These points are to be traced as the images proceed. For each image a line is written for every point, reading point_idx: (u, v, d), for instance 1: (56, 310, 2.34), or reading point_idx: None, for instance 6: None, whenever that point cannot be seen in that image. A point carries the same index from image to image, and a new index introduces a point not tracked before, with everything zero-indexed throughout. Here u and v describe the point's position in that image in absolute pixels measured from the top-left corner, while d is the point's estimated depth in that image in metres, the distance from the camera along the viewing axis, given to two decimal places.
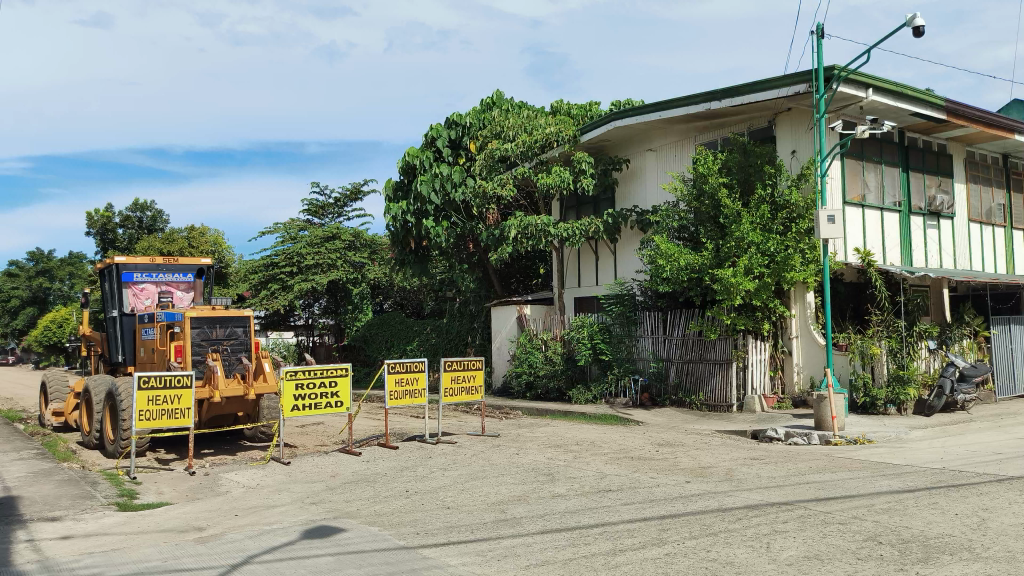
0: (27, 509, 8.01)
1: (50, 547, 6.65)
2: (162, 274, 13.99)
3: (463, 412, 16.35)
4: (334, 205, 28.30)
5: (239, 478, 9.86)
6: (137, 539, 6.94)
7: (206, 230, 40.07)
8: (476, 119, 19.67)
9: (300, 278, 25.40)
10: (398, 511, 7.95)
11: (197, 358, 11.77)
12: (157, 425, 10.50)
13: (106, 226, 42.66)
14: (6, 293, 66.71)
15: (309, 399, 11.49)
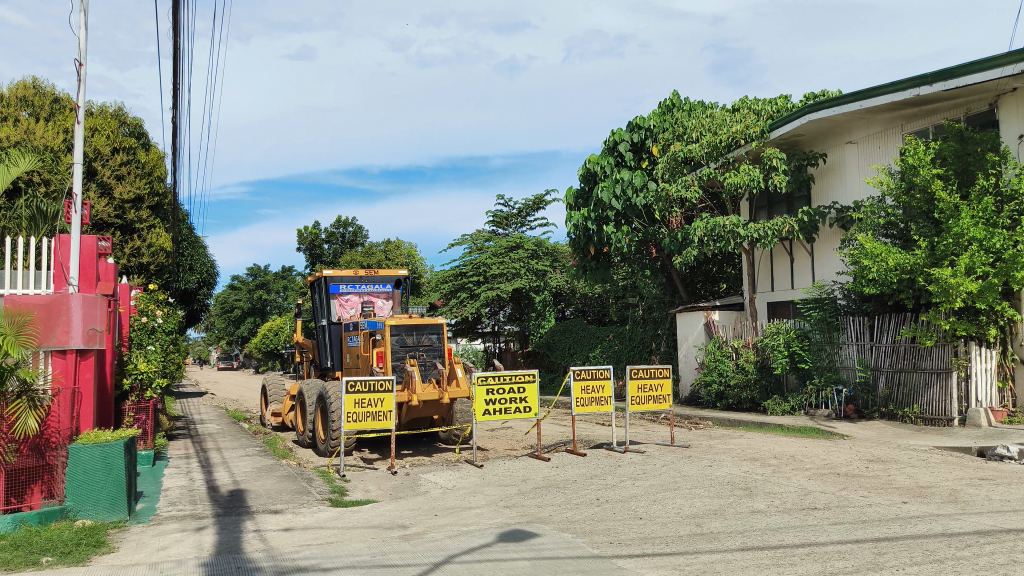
0: (254, 502, 8.81)
1: (274, 538, 7.25)
2: (365, 285, 14.96)
3: (650, 421, 16.10)
4: (518, 215, 28.97)
5: (437, 480, 10.27)
6: (347, 534, 7.39)
7: (400, 243, 42.61)
8: (659, 120, 19.30)
9: (486, 287, 26.20)
10: (591, 519, 7.89)
11: (397, 363, 12.46)
12: (363, 426, 11.19)
13: (314, 242, 46.56)
14: (232, 304, 74.71)
15: (499, 404, 11.75)
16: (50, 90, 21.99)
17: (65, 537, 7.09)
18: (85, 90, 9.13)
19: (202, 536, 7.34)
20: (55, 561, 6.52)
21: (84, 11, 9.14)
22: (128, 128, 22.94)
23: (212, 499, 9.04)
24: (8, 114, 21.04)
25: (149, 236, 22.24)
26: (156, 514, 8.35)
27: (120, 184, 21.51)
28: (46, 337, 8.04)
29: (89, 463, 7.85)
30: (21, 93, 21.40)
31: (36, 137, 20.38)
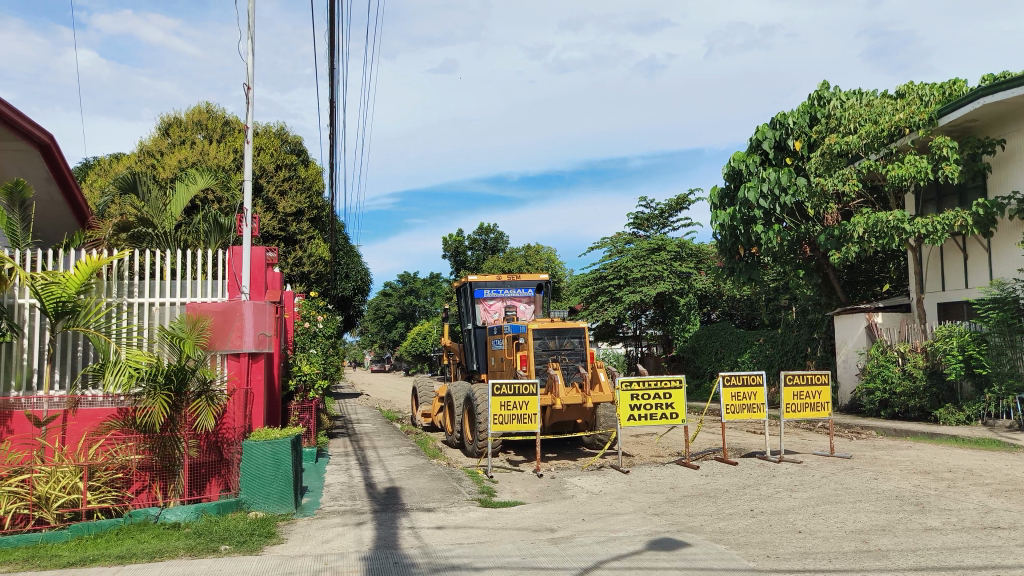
0: (408, 499, 9.15)
1: (428, 535, 7.49)
2: (508, 290, 15.17)
3: (805, 430, 15.34)
4: (660, 216, 28.45)
5: (583, 484, 10.25)
6: (497, 534, 7.51)
7: (541, 247, 43.02)
8: (800, 116, 18.22)
9: (629, 290, 25.91)
10: (745, 530, 7.59)
11: (540, 367, 12.54)
12: (508, 429, 11.35)
13: (458, 249, 47.95)
14: (384, 310, 78.37)
15: (645, 410, 11.56)
16: (221, 114, 23.97)
17: (240, 527, 7.65)
18: (252, 111, 9.85)
19: (362, 531, 7.70)
20: (232, 549, 7.05)
21: (253, 39, 9.90)
22: (289, 145, 24.62)
23: (369, 496, 9.47)
24: (186, 137, 23.23)
25: (309, 246, 23.76)
26: (319, 509, 8.85)
27: (283, 199, 23.06)
28: (221, 342, 8.71)
29: (260, 459, 8.48)
30: (196, 118, 23.50)
31: (210, 157, 22.30)
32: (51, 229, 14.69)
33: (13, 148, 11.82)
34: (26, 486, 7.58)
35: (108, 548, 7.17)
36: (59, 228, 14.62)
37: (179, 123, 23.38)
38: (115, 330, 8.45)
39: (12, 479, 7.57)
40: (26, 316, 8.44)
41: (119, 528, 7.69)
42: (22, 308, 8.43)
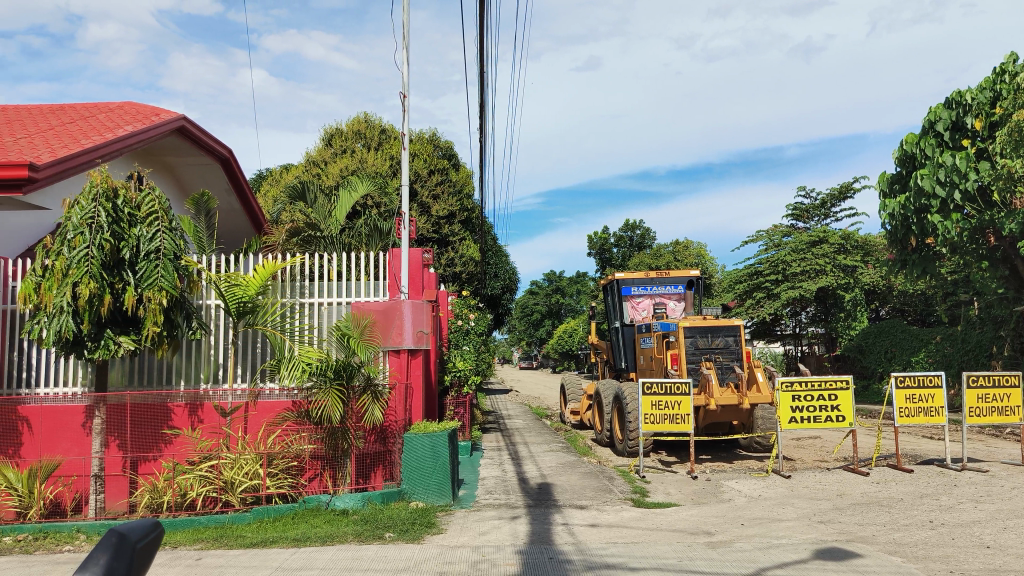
0: (561, 496, 9.21)
1: (582, 533, 7.50)
2: (657, 287, 14.89)
3: (992, 436, 14.02)
4: (820, 206, 26.96)
5: (741, 487, 9.89)
6: (652, 535, 7.39)
7: (690, 243, 41.99)
8: (981, 91, 16.70)
9: (787, 285, 24.71)
10: (924, 543, 7.02)
11: (692, 366, 12.23)
12: (661, 429, 11.14)
13: (604, 247, 47.77)
14: (532, 308, 79.41)
15: (808, 412, 10.98)
16: (378, 123, 25.15)
17: (403, 516, 8.00)
18: (407, 119, 10.28)
19: (517, 525, 7.82)
20: (396, 537, 7.38)
21: (406, 49, 10.31)
22: (441, 151, 25.50)
23: (523, 490, 9.61)
24: (347, 146, 24.61)
25: (461, 248, 24.47)
26: (476, 501, 9.09)
27: (436, 202, 23.90)
28: (383, 338, 9.13)
29: (420, 451, 8.85)
30: (355, 128, 24.81)
31: (368, 164, 23.50)
32: (231, 236, 16.09)
33: (198, 163, 13.04)
34: (214, 471, 8.35)
35: (285, 531, 7.72)
36: (239, 234, 15.97)
37: (341, 133, 24.81)
38: (289, 328, 9.12)
39: (202, 464, 8.37)
40: (212, 315, 9.30)
41: (295, 512, 8.27)
42: (208, 308, 9.30)
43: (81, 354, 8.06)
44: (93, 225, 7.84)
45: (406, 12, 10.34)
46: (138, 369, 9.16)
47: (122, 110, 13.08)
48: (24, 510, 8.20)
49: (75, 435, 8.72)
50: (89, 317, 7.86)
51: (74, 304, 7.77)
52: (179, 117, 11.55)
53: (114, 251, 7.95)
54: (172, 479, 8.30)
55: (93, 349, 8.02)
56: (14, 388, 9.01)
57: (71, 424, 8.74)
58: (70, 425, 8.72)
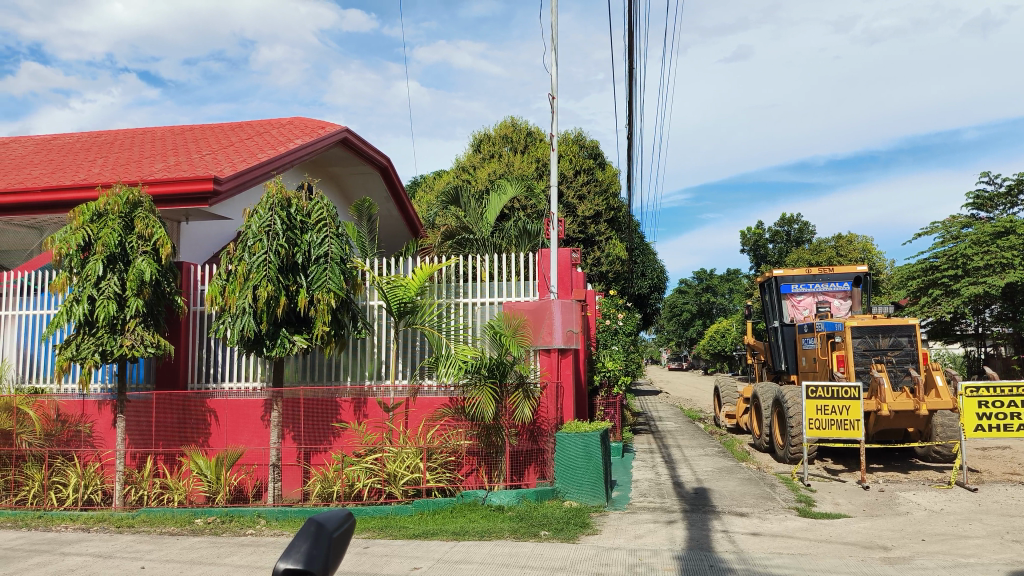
0: (720, 502, 8.91)
1: (743, 541, 7.21)
2: (819, 285, 14.04)
3: None
4: (1006, 194, 24.55)
5: (919, 500, 9.15)
6: (822, 547, 6.98)
7: (854, 237, 39.50)
8: None
9: (968, 281, 22.69)
10: None
11: (862, 369, 11.46)
12: (827, 435, 10.53)
13: (758, 243, 45.89)
14: (681, 308, 77.57)
15: (996, 420, 10.00)
16: (525, 126, 25.43)
17: (558, 515, 8.04)
18: (555, 120, 10.32)
19: (674, 529, 7.65)
20: (551, 535, 7.42)
21: (556, 51, 10.36)
22: (587, 150, 25.42)
23: (679, 494, 9.40)
24: (494, 151, 25.15)
25: (608, 247, 24.29)
26: (630, 503, 8.98)
27: (582, 203, 23.96)
28: (534, 338, 9.23)
29: (573, 450, 8.86)
30: (503, 132, 25.26)
31: (515, 167, 23.87)
32: (391, 240, 16.86)
33: (359, 172, 13.77)
34: (378, 464, 8.77)
35: (445, 524, 7.97)
36: (397, 238, 16.71)
37: (489, 138, 25.37)
38: (446, 327, 9.42)
39: (368, 456, 8.81)
40: (375, 315, 9.77)
41: (453, 506, 8.50)
42: (372, 308, 9.78)
43: (261, 351, 8.70)
44: (270, 232, 8.45)
45: (555, 14, 10.40)
46: (310, 366, 9.82)
47: (291, 125, 14.03)
48: (213, 495, 8.96)
49: (255, 427, 9.44)
50: (267, 318, 8.50)
51: (254, 306, 8.43)
52: (342, 129, 12.25)
53: (288, 256, 8.53)
54: (340, 471, 8.81)
55: (271, 348, 8.63)
56: (203, 382, 9.87)
57: (252, 417, 9.47)
58: (250, 418, 9.45)
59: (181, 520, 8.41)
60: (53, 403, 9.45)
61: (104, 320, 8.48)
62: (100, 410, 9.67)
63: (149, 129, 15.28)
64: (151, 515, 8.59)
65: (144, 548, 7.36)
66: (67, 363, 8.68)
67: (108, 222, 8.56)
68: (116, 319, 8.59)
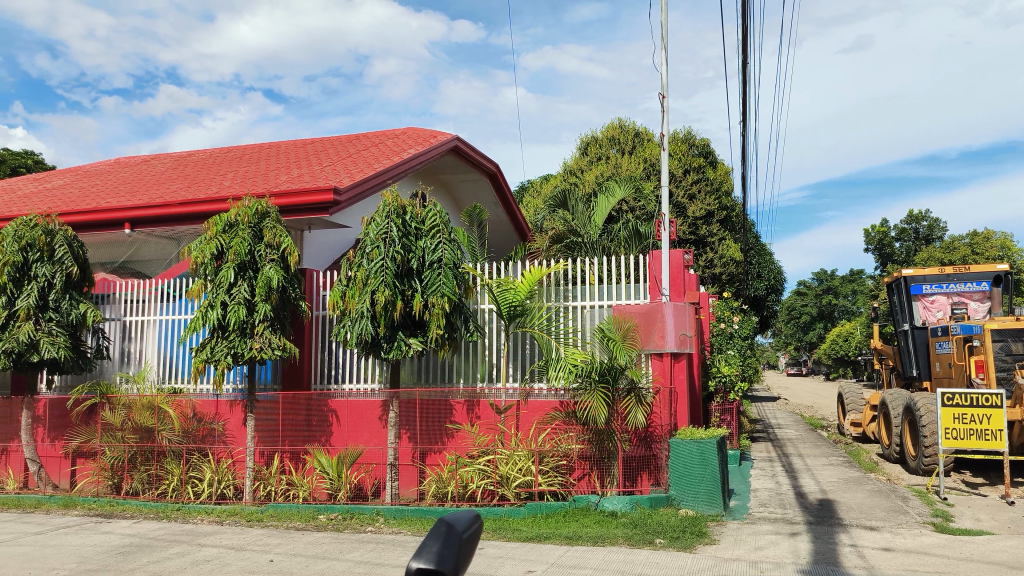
0: (847, 514, 8.47)
1: (874, 556, 6.82)
2: (955, 286, 13.10)
3: None
4: None
5: None
6: (963, 566, 6.50)
7: (992, 234, 36.77)
8: None
9: None
10: None
11: (1004, 375, 10.64)
12: (965, 446, 9.81)
13: (883, 241, 43.52)
14: (800, 310, 74.58)
15: None
16: (633, 127, 25.15)
17: (673, 523, 7.86)
18: (666, 120, 10.14)
19: (797, 542, 7.32)
20: (666, 544, 7.26)
21: (666, 50, 10.18)
22: (698, 149, 24.87)
23: (802, 505, 8.99)
24: (602, 153, 25.03)
25: (721, 248, 23.66)
26: (750, 513, 8.68)
27: (693, 203, 23.48)
28: (646, 342, 9.09)
29: (688, 457, 8.65)
30: (611, 134, 25.11)
31: (623, 169, 23.67)
32: (501, 244, 17.06)
33: (470, 178, 14.01)
34: (491, 466, 8.87)
35: (558, 527, 7.96)
36: (507, 243, 16.89)
37: (596, 141, 25.26)
38: (556, 331, 9.43)
39: (481, 458, 8.93)
40: (486, 319, 9.89)
41: (565, 510, 8.49)
42: (483, 312, 9.90)
43: (379, 354, 8.95)
44: (387, 239, 8.73)
45: (665, 12, 10.23)
46: (425, 367, 10.07)
47: (405, 135, 14.44)
48: (335, 492, 9.34)
49: (374, 427, 9.74)
50: (384, 321, 8.75)
51: (372, 310, 8.70)
52: (452, 137, 12.48)
53: (404, 262, 8.78)
54: (454, 471, 8.96)
55: (389, 351, 8.87)
56: (325, 383, 10.29)
57: (371, 417, 9.79)
58: (369, 418, 9.76)
59: (306, 516, 8.79)
60: (190, 403, 10.12)
61: (235, 325, 8.98)
62: (232, 409, 10.20)
63: (274, 144, 16.12)
64: (278, 510, 9.02)
65: (272, 542, 7.72)
66: (202, 365, 9.23)
67: (238, 232, 9.07)
68: (246, 323, 9.07)
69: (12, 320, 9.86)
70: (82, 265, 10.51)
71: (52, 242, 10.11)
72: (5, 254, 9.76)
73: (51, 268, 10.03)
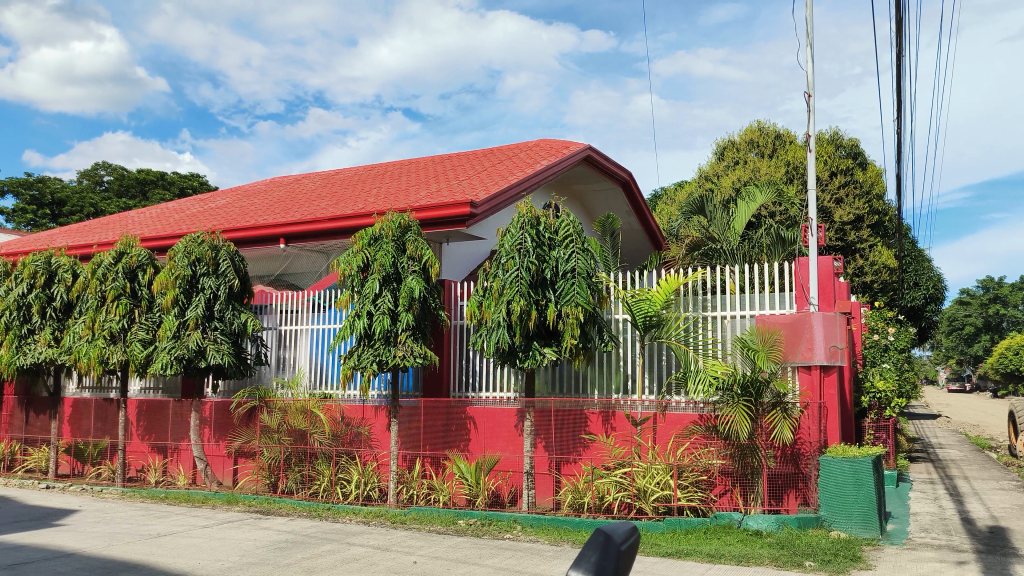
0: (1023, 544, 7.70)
1: None
2: None
3: None
4: None
5: None
6: None
7: None
8: None
9: None
10: None
11: None
12: None
13: None
14: (962, 321, 68.90)
15: None
16: (773, 129, 24.21)
17: (824, 546, 7.43)
18: (813, 119, 9.69)
19: (966, 572, 6.74)
20: (817, 567, 6.88)
21: (811, 46, 9.74)
22: (845, 150, 23.33)
23: (970, 532, 8.27)
24: (740, 158, 24.25)
25: (872, 254, 22.30)
26: (910, 539, 8.07)
27: (840, 207, 22.35)
28: (793, 354, 8.69)
29: (840, 476, 8.16)
30: (749, 137, 24.25)
31: (763, 173, 22.83)
32: (634, 253, 16.89)
33: (603, 188, 13.96)
34: (628, 478, 8.75)
35: (699, 544, 7.73)
36: (640, 252, 16.71)
37: (733, 145, 24.50)
38: (694, 342, 9.21)
39: (618, 470, 8.83)
40: (620, 329, 9.80)
41: (707, 527, 8.24)
42: (617, 322, 9.81)
43: (515, 363, 9.06)
44: (521, 250, 8.83)
45: (808, 8, 9.79)
46: (560, 377, 10.11)
47: (537, 147, 14.61)
48: (473, 498, 9.47)
49: (511, 435, 9.87)
50: (520, 331, 8.85)
51: (508, 319, 8.83)
52: (585, 147, 12.46)
53: (538, 272, 8.87)
54: (591, 482, 8.92)
55: (524, 360, 8.96)
56: (463, 391, 10.54)
57: (508, 425, 9.92)
58: (506, 426, 9.92)
59: (446, 520, 9.02)
60: (339, 407, 10.54)
61: (380, 333, 9.36)
62: (376, 415, 10.62)
63: (413, 160, 16.73)
64: (420, 513, 9.30)
65: (416, 544, 7.96)
66: (350, 372, 9.68)
67: (383, 245, 9.49)
68: (390, 332, 9.43)
69: (182, 329, 10.73)
70: (243, 279, 11.31)
71: (217, 257, 10.98)
72: (177, 269, 10.70)
73: (216, 281, 10.87)
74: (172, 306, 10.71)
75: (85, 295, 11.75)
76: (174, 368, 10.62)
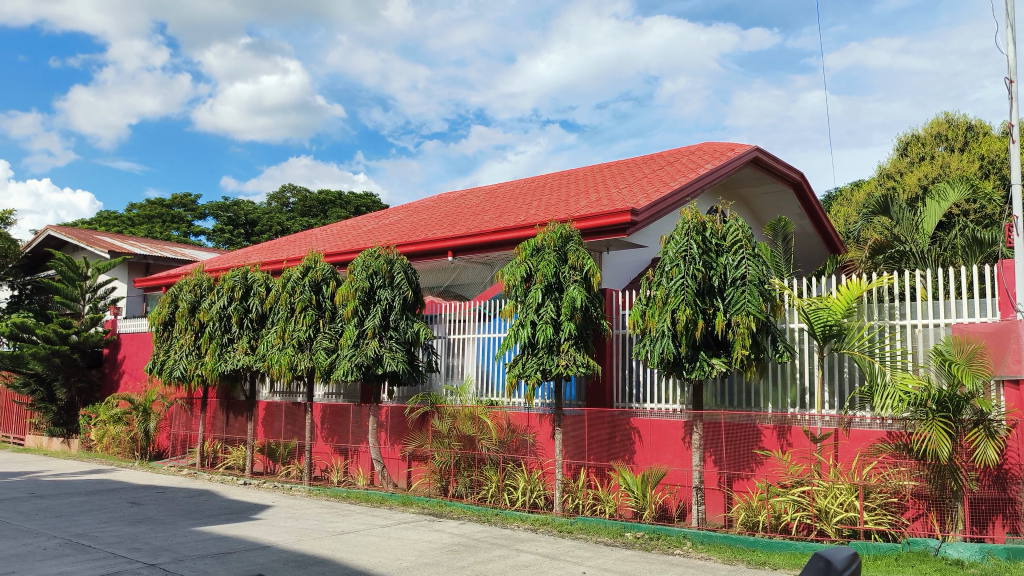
0: None
1: None
2: None
3: None
4: None
5: None
6: None
7: None
8: None
9: None
10: None
11: None
12: None
13: None
14: None
15: None
16: (963, 120, 22.21)
17: None
18: (1016, 107, 8.75)
19: None
20: None
21: (1011, 27, 8.83)
22: None
23: None
24: (926, 153, 22.38)
25: None
26: None
27: None
28: (998, 366, 7.86)
29: None
30: (936, 130, 22.38)
31: (953, 169, 20.94)
32: (808, 259, 16.04)
33: (773, 190, 13.35)
34: (807, 498, 8.27)
35: (890, 572, 7.14)
36: (815, 257, 15.84)
37: (917, 139, 22.69)
38: (880, 352, 8.59)
39: (796, 488, 8.37)
40: (796, 338, 9.30)
41: (899, 553, 7.61)
42: (792, 331, 9.33)
43: (681, 374, 8.82)
44: (687, 257, 8.60)
45: None
46: (730, 390, 9.77)
47: (701, 151, 14.24)
48: (640, 510, 9.35)
49: (678, 448, 9.65)
50: (686, 341, 8.61)
51: (673, 328, 8.61)
52: (752, 148, 11.98)
53: (705, 280, 8.60)
54: (766, 500, 8.51)
55: (691, 370, 8.72)
56: (627, 402, 10.44)
57: (675, 437, 9.69)
58: (672, 438, 9.69)
59: (613, 531, 8.91)
60: (505, 415, 10.89)
61: (544, 342, 9.43)
62: (541, 422, 10.77)
63: (574, 170, 16.82)
64: (587, 523, 9.26)
65: (584, 554, 7.94)
66: (515, 380, 9.85)
67: (545, 256, 9.59)
68: (553, 341, 9.48)
69: (361, 338, 11.40)
70: (416, 290, 11.83)
71: (392, 270, 11.58)
72: (357, 282, 11.39)
73: (391, 292, 11.45)
74: (352, 316, 11.41)
75: (276, 308, 12.76)
76: (354, 375, 11.26)
